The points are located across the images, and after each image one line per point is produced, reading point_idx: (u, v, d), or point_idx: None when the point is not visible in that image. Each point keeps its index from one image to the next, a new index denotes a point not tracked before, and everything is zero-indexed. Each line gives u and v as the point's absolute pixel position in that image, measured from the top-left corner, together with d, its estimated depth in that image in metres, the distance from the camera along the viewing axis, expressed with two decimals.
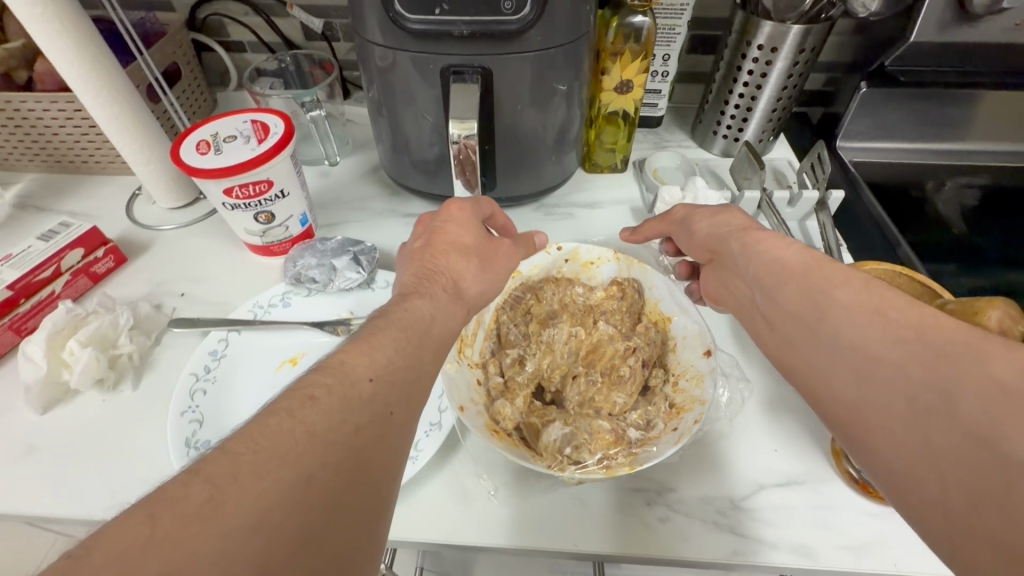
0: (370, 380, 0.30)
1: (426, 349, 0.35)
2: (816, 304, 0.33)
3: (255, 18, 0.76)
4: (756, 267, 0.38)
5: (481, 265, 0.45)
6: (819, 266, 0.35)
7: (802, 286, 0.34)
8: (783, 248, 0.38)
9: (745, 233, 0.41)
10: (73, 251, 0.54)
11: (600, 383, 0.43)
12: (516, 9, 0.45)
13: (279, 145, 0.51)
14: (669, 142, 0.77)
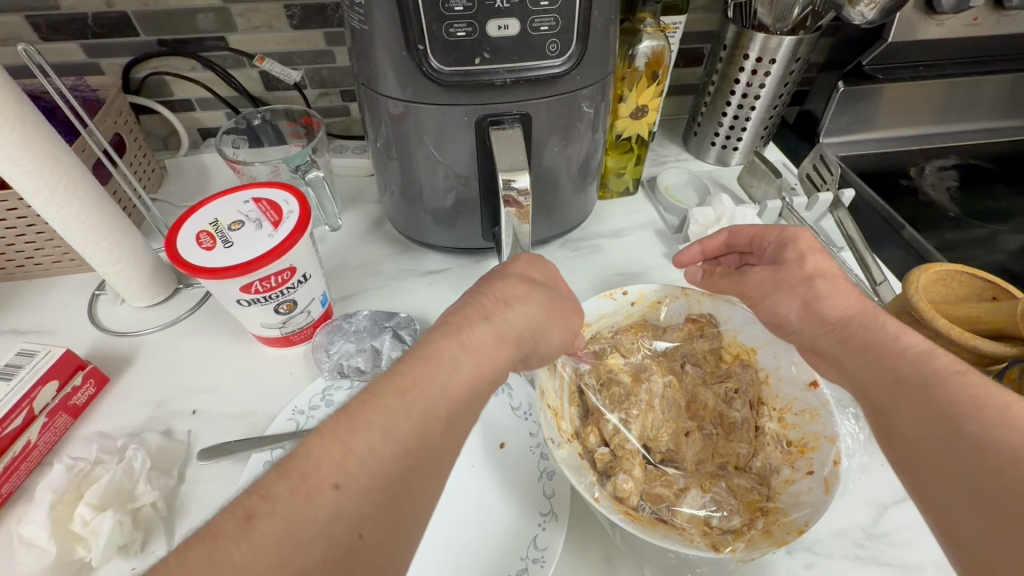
0: (337, 486, 0.24)
1: (434, 425, 0.28)
2: (938, 434, 0.28)
3: (205, 72, 0.67)
4: (865, 367, 0.33)
5: (536, 297, 0.37)
6: (945, 380, 0.29)
7: (922, 404, 0.29)
8: (897, 350, 0.32)
9: (847, 327, 0.35)
10: (46, 387, 0.43)
11: (715, 436, 0.42)
12: (562, 50, 0.42)
13: (301, 226, 0.44)
14: (667, 157, 0.76)
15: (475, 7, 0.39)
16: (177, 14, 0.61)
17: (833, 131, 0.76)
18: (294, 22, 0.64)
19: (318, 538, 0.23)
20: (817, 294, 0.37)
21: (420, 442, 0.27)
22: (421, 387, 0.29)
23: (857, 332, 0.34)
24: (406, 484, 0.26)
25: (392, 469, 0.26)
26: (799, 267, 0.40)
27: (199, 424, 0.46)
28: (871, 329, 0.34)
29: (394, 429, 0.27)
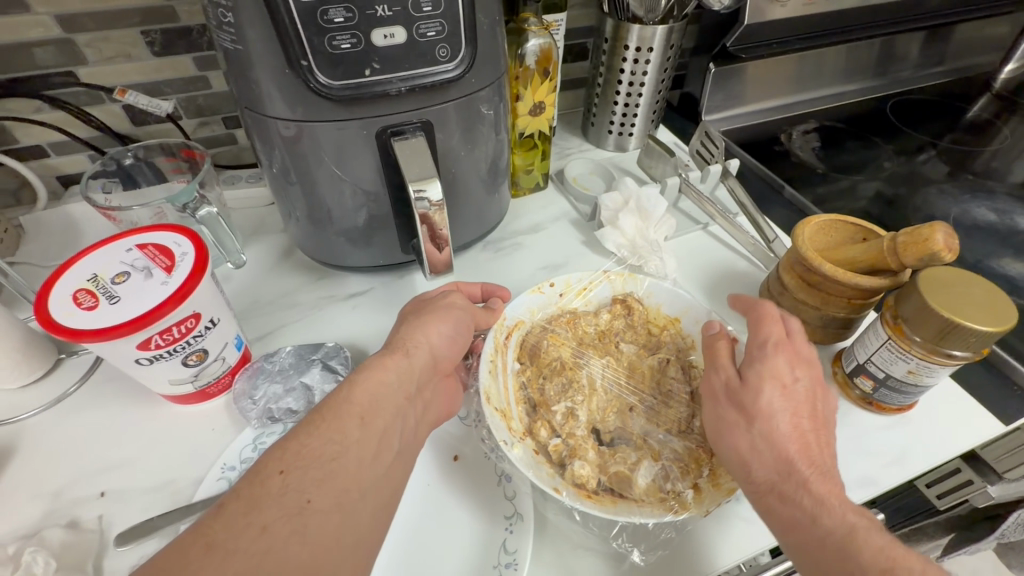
0: (280, 472, 0.28)
1: (349, 421, 0.32)
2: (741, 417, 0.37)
3: (56, 112, 0.59)
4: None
5: (416, 317, 0.41)
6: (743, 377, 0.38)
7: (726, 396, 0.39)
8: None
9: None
10: None
11: (657, 406, 0.44)
12: (453, 55, 0.42)
13: (199, 268, 0.40)
14: (570, 149, 0.79)
15: (357, 17, 0.38)
16: (9, 50, 0.54)
17: (712, 108, 0.83)
18: (155, 48, 0.58)
19: (274, 506, 0.27)
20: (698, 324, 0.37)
21: (342, 435, 0.31)
22: (334, 400, 0.33)
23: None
24: (336, 464, 0.29)
25: (324, 455, 0.30)
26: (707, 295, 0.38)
27: (111, 506, 0.41)
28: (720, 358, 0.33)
29: (316, 429, 0.31)
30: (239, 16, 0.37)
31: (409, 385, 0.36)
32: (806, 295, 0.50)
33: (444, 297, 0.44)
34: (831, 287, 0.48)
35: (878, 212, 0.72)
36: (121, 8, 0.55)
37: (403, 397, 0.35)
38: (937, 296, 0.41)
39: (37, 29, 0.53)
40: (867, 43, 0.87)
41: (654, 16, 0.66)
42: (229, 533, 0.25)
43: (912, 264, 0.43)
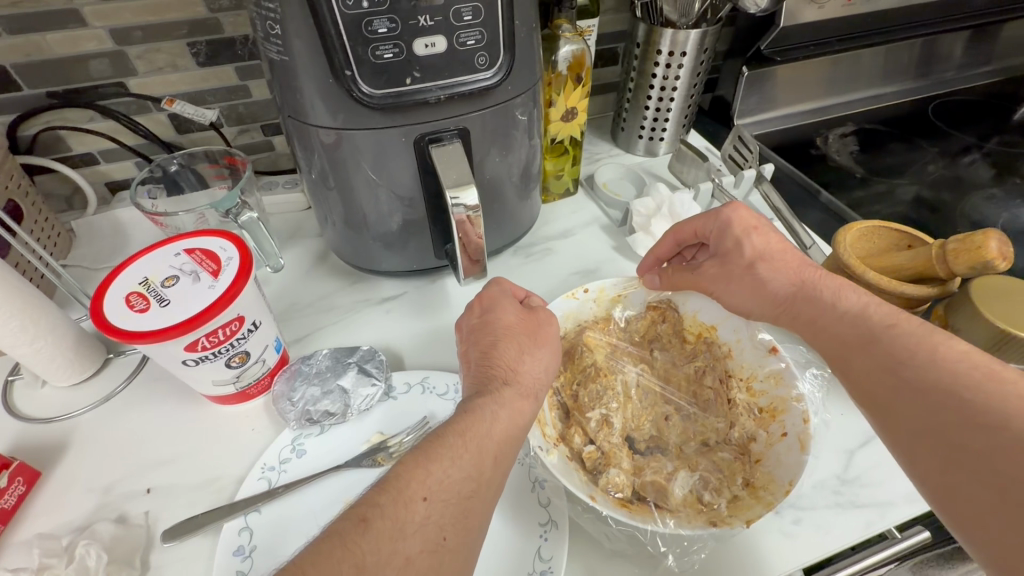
0: (424, 499, 0.29)
1: (486, 457, 0.32)
2: (889, 381, 0.33)
3: (107, 122, 0.62)
4: (818, 332, 0.38)
5: (525, 341, 0.40)
6: (883, 336, 0.34)
7: (875, 361, 0.34)
8: (839, 316, 0.37)
9: (796, 304, 0.40)
10: None
11: (693, 417, 0.43)
12: (491, 62, 0.42)
13: (244, 271, 0.42)
14: (600, 154, 0.78)
15: (399, 27, 0.38)
16: (67, 62, 0.56)
17: (744, 112, 0.81)
18: (200, 59, 0.60)
19: (416, 535, 0.27)
20: (759, 282, 0.42)
21: (478, 470, 0.31)
22: (475, 428, 0.32)
23: (804, 309, 0.39)
24: (472, 504, 0.30)
25: (461, 490, 0.30)
26: (740, 254, 0.43)
27: (157, 502, 0.42)
28: (820, 300, 0.39)
29: (459, 458, 0.31)
30: (286, 28, 0.38)
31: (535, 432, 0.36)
32: None
33: (546, 321, 0.42)
34: (874, 295, 0.47)
35: (921, 218, 0.69)
36: (170, 21, 0.57)
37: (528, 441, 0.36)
38: (991, 306, 0.39)
39: (92, 42, 0.56)
40: (909, 43, 0.84)
41: (688, 21, 0.65)
42: (377, 558, 0.26)
43: (963, 272, 0.42)
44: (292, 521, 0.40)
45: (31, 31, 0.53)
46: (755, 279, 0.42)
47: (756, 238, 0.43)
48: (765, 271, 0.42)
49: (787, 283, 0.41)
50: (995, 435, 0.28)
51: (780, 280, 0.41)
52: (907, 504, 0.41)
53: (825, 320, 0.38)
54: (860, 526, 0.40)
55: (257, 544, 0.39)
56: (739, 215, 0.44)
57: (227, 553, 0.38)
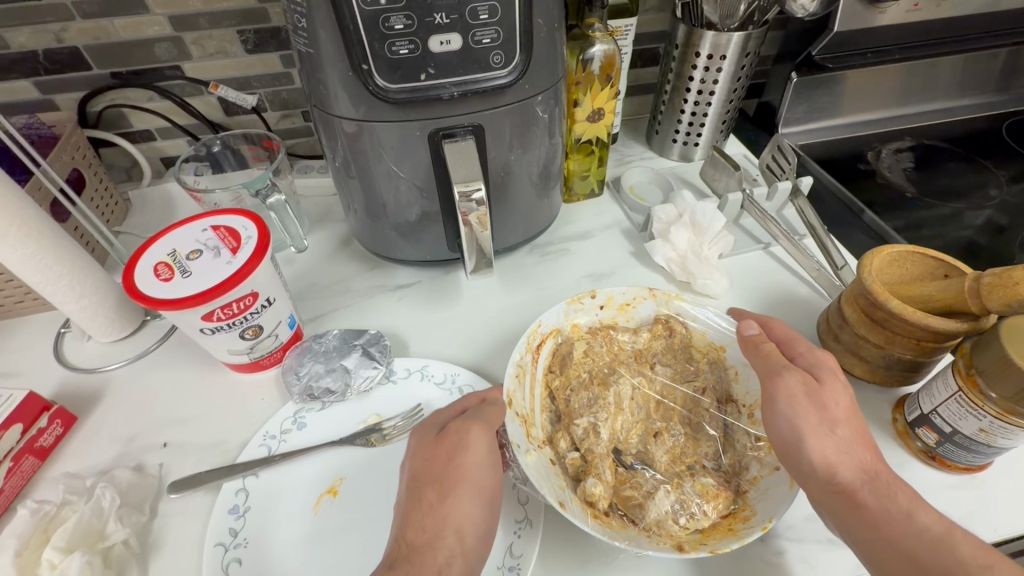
0: None
1: None
2: (912, 568, 0.31)
3: (163, 102, 0.67)
4: (877, 545, 0.32)
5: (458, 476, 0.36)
6: (904, 517, 0.32)
7: (890, 537, 0.32)
8: (855, 480, 0.34)
9: (861, 496, 0.34)
10: (10, 430, 0.43)
11: (683, 438, 0.42)
12: (506, 61, 0.42)
13: (259, 251, 0.44)
14: (631, 156, 0.77)
15: (415, 24, 0.39)
16: (131, 45, 0.61)
17: (791, 121, 0.77)
18: (248, 46, 0.64)
19: None
20: (833, 444, 0.35)
21: None
22: None
23: (869, 505, 0.33)
24: None
25: None
26: (830, 401, 0.37)
27: (171, 456, 0.46)
28: (884, 505, 0.33)
29: None
30: (311, 22, 0.39)
31: None
32: (868, 332, 0.46)
33: (459, 446, 0.38)
34: (896, 326, 0.43)
35: (978, 245, 0.64)
36: (222, 10, 0.61)
37: None
38: (1019, 346, 0.36)
39: (153, 28, 0.60)
40: (991, 52, 0.77)
41: (731, 22, 0.64)
42: None
43: (996, 311, 0.39)
44: (286, 489, 0.43)
45: (101, 15, 0.58)
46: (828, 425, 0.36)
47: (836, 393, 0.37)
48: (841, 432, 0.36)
49: (857, 471, 0.34)
50: None
51: (845, 463, 0.35)
52: None
53: (890, 533, 0.32)
54: (850, 565, 0.38)
55: (250, 506, 0.42)
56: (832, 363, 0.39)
57: (222, 511, 0.41)
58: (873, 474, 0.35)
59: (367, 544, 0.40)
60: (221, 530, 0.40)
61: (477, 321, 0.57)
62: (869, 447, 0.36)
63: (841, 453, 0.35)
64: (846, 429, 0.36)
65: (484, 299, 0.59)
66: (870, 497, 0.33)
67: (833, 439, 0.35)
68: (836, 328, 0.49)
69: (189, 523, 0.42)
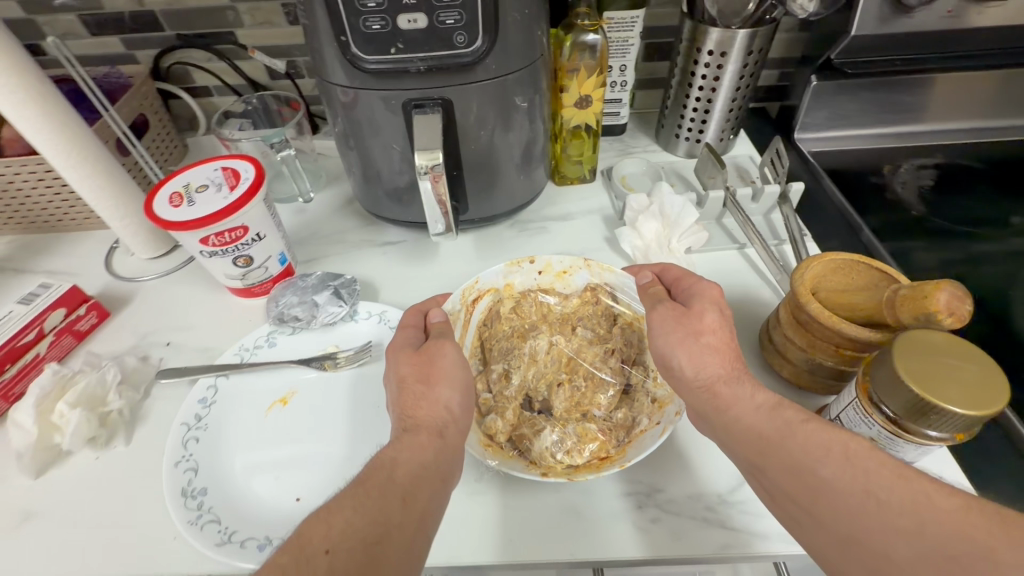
0: (325, 552, 0.29)
1: (391, 501, 0.33)
2: (755, 435, 0.35)
3: (219, 63, 0.78)
4: (732, 428, 0.37)
5: (422, 378, 0.41)
6: (746, 400, 0.37)
7: (739, 419, 0.36)
8: (710, 377, 0.39)
9: (716, 389, 0.38)
10: (55, 311, 0.54)
11: (584, 387, 0.46)
12: (469, 42, 0.47)
13: (251, 191, 0.52)
14: (635, 148, 0.78)
15: (386, 3, 0.45)
16: (195, 13, 0.72)
17: (808, 126, 0.75)
18: (290, 19, 0.73)
19: None
20: (698, 353, 0.40)
21: (382, 515, 0.32)
22: (374, 479, 0.34)
23: (724, 394, 0.38)
24: (381, 547, 0.31)
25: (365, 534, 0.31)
26: (699, 318, 0.41)
27: (170, 353, 0.56)
28: (735, 392, 0.38)
29: (357, 506, 0.32)
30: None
31: (445, 471, 0.37)
32: (795, 334, 0.46)
33: (439, 352, 0.42)
34: (819, 331, 0.43)
35: (981, 273, 0.60)
36: None
37: (438, 481, 0.36)
38: (908, 361, 0.35)
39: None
40: None
41: (735, 20, 0.62)
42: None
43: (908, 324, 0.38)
44: (248, 392, 0.51)
45: None
46: (696, 340, 0.40)
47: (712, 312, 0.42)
48: (711, 344, 0.40)
49: (715, 368, 0.39)
50: (852, 482, 0.30)
51: (706, 368, 0.39)
52: (777, 542, 0.40)
53: (740, 414, 0.37)
54: (715, 544, 0.40)
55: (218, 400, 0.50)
56: (712, 290, 0.43)
57: (194, 400, 0.49)
58: (729, 370, 0.39)
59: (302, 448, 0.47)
60: (190, 415, 0.48)
61: (444, 283, 0.62)
62: (731, 350, 0.40)
63: (701, 360, 0.40)
64: (706, 337, 0.41)
65: (456, 263, 0.64)
66: (723, 389, 0.38)
67: (694, 350, 0.40)
68: (772, 327, 0.49)
69: (171, 406, 0.51)
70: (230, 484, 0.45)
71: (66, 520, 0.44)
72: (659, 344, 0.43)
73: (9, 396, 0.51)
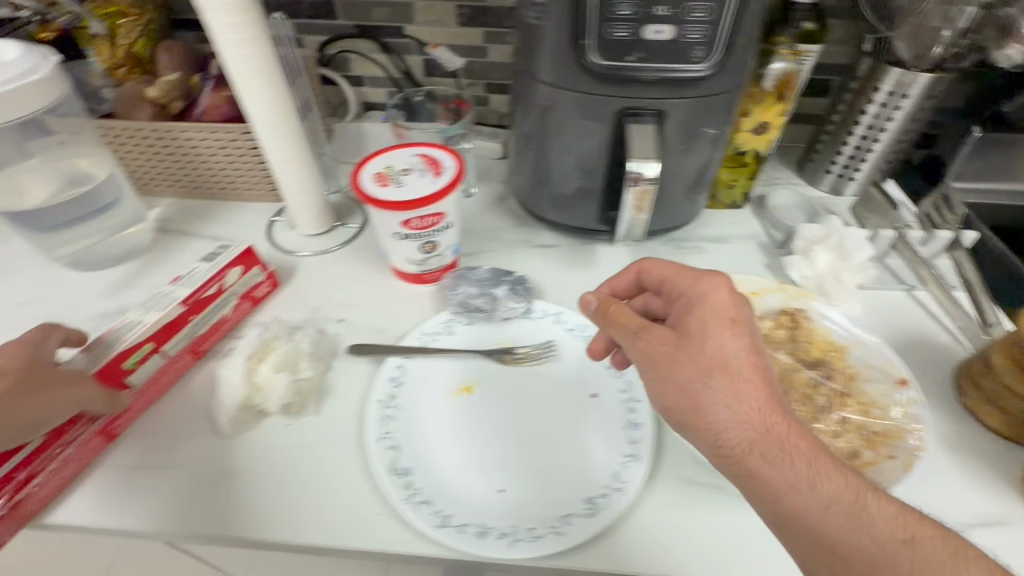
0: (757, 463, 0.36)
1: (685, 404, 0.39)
2: (824, 545, 0.34)
3: (380, 55, 0.80)
4: (769, 509, 0.36)
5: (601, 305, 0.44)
6: (794, 481, 0.35)
7: (795, 513, 0.35)
8: (746, 444, 0.37)
9: (749, 463, 0.36)
10: (233, 269, 0.54)
11: (801, 411, 0.45)
12: (706, 57, 0.47)
13: (456, 180, 0.53)
14: (779, 179, 0.79)
15: (638, 11, 0.45)
16: (371, 5, 0.74)
17: (963, 176, 0.74)
18: (461, 19, 0.74)
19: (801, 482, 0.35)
20: (736, 409, 0.37)
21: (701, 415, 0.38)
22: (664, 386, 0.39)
23: (761, 470, 0.36)
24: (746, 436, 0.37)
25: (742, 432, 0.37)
26: (702, 352, 0.39)
27: (344, 329, 0.56)
28: (785, 473, 0.35)
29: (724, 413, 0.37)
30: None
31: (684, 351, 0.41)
32: (1015, 383, 0.45)
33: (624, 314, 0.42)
34: None
35: None
36: None
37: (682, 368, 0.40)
38: None
39: None
40: None
41: (920, 63, 0.63)
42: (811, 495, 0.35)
43: None
44: (433, 377, 0.51)
45: None
46: (719, 386, 0.38)
47: (729, 337, 0.39)
48: (721, 387, 0.37)
49: (746, 436, 0.36)
50: None
51: (738, 427, 0.37)
52: None
53: (779, 492, 0.35)
54: None
55: (406, 381, 0.51)
56: (716, 299, 0.40)
57: (385, 378, 0.50)
58: (766, 430, 0.37)
59: (493, 439, 0.47)
60: (385, 393, 0.49)
61: None
62: (765, 393, 0.37)
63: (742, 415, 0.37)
64: (721, 395, 0.37)
65: (615, 272, 0.65)
66: (757, 456, 0.36)
67: (715, 406, 0.37)
68: (979, 374, 0.48)
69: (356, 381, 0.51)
70: (428, 465, 0.45)
71: (263, 483, 0.45)
72: (657, 389, 0.40)
73: (198, 352, 0.52)
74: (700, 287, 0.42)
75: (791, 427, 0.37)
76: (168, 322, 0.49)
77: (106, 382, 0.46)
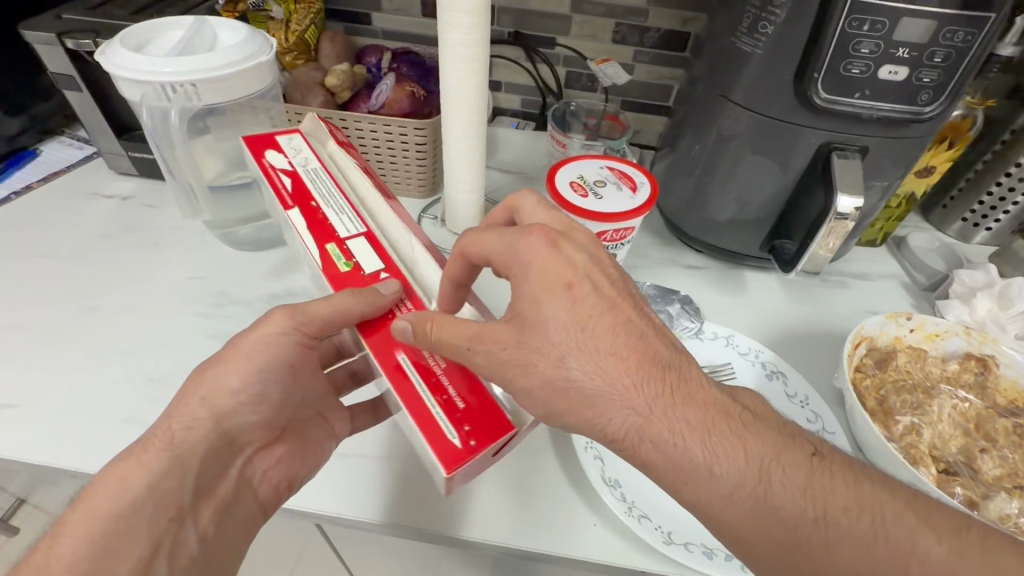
0: (717, 470, 0.32)
1: (621, 390, 0.33)
2: (748, 532, 0.32)
3: (525, 63, 0.80)
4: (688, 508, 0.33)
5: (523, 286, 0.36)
6: (650, 449, 0.33)
7: (690, 499, 0.33)
8: (616, 430, 0.33)
9: (642, 452, 0.33)
10: (272, 155, 0.52)
11: (1014, 458, 0.46)
12: (928, 101, 0.48)
13: (653, 197, 0.54)
14: (907, 222, 0.80)
15: (879, 52, 0.46)
16: (529, 14, 0.75)
17: None
18: (616, 37, 0.75)
19: (718, 478, 0.32)
20: (618, 392, 0.33)
21: (631, 396, 0.33)
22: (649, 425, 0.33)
23: (659, 462, 0.33)
24: (653, 424, 0.33)
25: (631, 418, 0.33)
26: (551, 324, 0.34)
27: None
28: (675, 463, 0.32)
29: (675, 420, 0.33)
30: (786, 30, 0.48)
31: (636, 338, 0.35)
32: None
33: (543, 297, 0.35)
34: None
35: None
36: (614, 3, 0.72)
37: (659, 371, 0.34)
38: None
39: (555, 5, 0.74)
40: None
41: None
42: (685, 469, 0.32)
43: None
44: None
45: None
46: (596, 381, 0.33)
47: (558, 303, 0.35)
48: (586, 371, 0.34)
49: (624, 423, 0.33)
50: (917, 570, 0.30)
51: (616, 418, 0.33)
52: None
53: (684, 485, 0.32)
54: None
55: None
56: (542, 264, 0.36)
57: None
58: (649, 411, 0.33)
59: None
60: None
61: (759, 318, 0.63)
62: (640, 364, 0.34)
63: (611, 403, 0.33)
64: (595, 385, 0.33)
65: (766, 300, 0.65)
66: (648, 443, 0.33)
67: (596, 400, 0.33)
68: None
69: None
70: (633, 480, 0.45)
71: (469, 483, 0.45)
72: (531, 396, 0.35)
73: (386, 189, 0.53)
74: (519, 252, 0.37)
75: (667, 388, 0.34)
76: (340, 224, 0.48)
77: (350, 286, 0.44)
